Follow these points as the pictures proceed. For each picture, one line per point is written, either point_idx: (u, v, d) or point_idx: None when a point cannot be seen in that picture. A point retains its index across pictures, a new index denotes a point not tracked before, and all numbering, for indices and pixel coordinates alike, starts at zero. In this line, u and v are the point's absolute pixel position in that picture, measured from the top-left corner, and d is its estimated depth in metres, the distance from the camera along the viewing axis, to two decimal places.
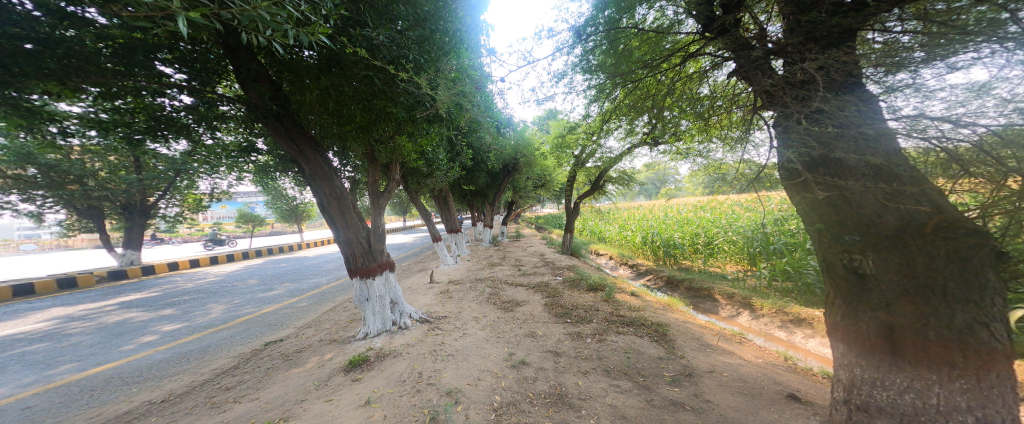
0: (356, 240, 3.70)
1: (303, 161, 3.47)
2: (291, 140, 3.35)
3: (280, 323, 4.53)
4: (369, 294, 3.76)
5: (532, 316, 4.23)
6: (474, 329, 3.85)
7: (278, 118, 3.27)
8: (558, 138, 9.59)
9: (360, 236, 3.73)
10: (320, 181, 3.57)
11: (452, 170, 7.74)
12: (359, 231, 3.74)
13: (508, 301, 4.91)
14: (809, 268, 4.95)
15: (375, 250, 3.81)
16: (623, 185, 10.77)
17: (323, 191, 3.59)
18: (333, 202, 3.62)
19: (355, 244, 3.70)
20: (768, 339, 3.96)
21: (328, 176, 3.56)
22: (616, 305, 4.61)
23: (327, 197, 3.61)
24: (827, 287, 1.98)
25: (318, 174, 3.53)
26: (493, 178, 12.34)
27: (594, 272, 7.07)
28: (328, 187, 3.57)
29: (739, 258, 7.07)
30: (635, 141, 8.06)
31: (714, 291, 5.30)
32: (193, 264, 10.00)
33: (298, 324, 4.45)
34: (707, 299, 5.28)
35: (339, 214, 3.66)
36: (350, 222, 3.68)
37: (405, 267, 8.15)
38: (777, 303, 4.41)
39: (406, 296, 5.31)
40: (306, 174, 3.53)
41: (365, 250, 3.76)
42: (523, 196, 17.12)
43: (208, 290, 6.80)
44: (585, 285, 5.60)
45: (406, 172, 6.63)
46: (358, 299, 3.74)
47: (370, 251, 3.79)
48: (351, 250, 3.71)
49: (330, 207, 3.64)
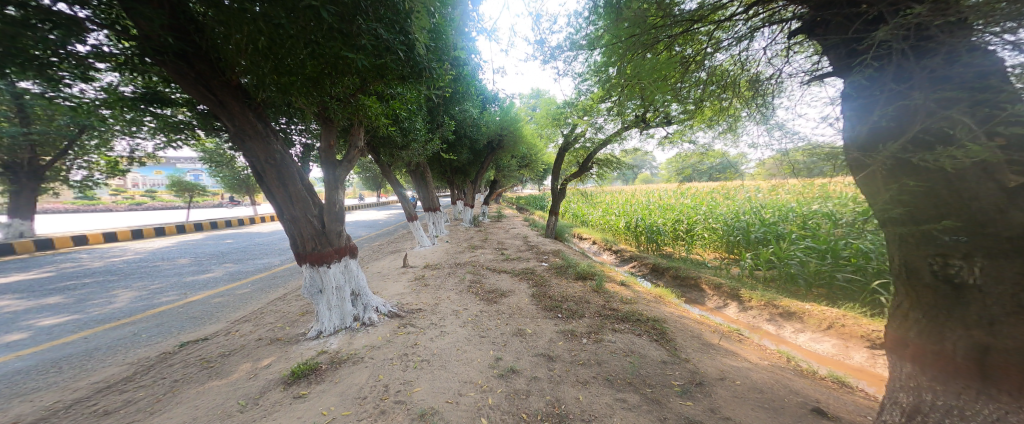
0: (304, 218, 2.97)
1: (225, 116, 2.70)
2: (204, 88, 2.59)
3: (206, 315, 3.77)
4: (322, 284, 3.10)
5: (518, 309, 3.82)
6: (453, 325, 3.36)
7: (186, 58, 2.51)
8: (547, 117, 9.09)
9: (309, 214, 3.00)
10: (252, 143, 2.80)
11: (431, 142, 6.96)
12: (308, 207, 3.01)
13: (491, 290, 4.45)
14: (793, 259, 4.95)
15: (329, 231, 3.11)
16: (607, 169, 10.58)
17: (256, 156, 2.84)
18: (271, 169, 2.87)
19: (300, 223, 2.97)
20: (755, 332, 3.80)
21: (262, 138, 2.81)
22: (607, 296, 4.37)
23: (264, 163, 2.85)
24: (900, 296, 1.66)
25: (249, 133, 2.76)
26: (474, 155, 11.61)
27: (579, 258, 6.79)
28: (264, 151, 2.82)
29: (721, 248, 7.13)
30: (626, 122, 7.80)
31: (701, 281, 5.19)
32: (109, 238, 8.55)
33: (232, 318, 3.70)
34: (696, 289, 5.15)
35: (280, 185, 2.91)
36: (295, 196, 2.95)
37: (375, 247, 7.41)
38: (766, 295, 4.25)
39: (374, 283, 4.68)
40: (230, 134, 2.74)
41: (316, 230, 3.04)
42: (503, 176, 16.58)
43: (119, 272, 5.69)
44: (573, 273, 5.29)
45: (377, 143, 5.81)
46: (306, 291, 3.06)
47: (322, 231, 3.08)
48: (298, 230, 2.99)
49: (268, 176, 2.89)
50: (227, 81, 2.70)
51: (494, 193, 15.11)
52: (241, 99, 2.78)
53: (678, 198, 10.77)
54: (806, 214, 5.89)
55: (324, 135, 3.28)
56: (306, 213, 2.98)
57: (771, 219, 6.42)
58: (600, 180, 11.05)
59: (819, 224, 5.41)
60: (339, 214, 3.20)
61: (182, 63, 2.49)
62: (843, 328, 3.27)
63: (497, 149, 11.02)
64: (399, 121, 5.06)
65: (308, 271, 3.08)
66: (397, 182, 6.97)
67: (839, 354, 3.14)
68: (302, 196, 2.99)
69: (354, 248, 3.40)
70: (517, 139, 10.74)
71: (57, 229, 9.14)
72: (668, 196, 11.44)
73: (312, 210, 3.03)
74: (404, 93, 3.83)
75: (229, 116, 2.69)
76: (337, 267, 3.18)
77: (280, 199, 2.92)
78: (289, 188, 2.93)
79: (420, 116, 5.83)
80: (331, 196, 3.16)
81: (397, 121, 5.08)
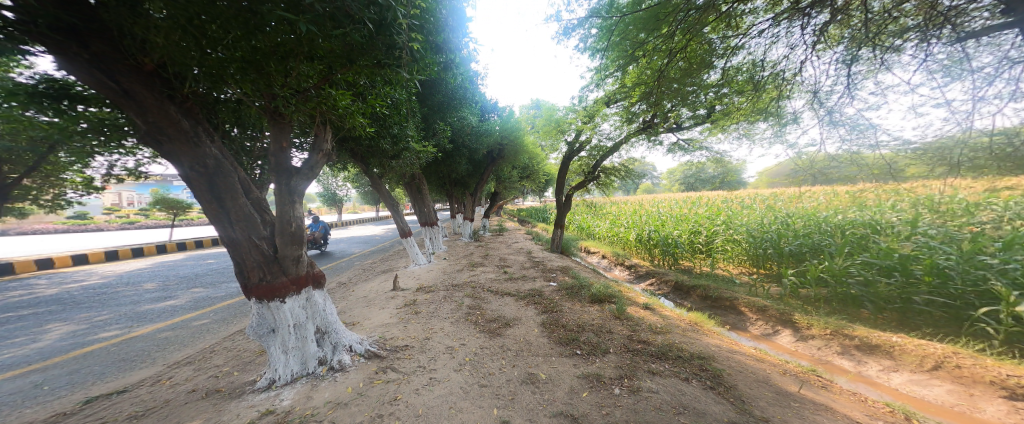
0: (247, 243, 2.26)
1: (134, 111, 1.90)
2: (101, 72, 1.78)
3: (139, 358, 3.09)
4: (274, 324, 2.43)
5: (527, 345, 3.14)
6: (445, 369, 2.67)
7: (74, 34, 1.73)
8: (548, 125, 8.64)
9: (255, 236, 2.28)
10: (173, 145, 2.01)
11: (427, 151, 6.35)
12: (255, 228, 2.30)
13: (493, 319, 3.73)
14: (852, 280, 4.22)
15: (283, 256, 2.40)
16: (614, 179, 10.00)
17: (180, 163, 2.07)
18: (200, 179, 2.11)
19: (241, 248, 2.24)
20: (825, 369, 3.06)
21: (190, 140, 2.04)
22: (632, 324, 3.71)
23: (191, 173, 2.10)
24: None
25: (170, 132, 1.97)
26: (474, 167, 11.03)
27: (592, 276, 6.05)
28: (190, 156, 2.05)
29: (749, 263, 6.38)
30: (632, 129, 7.91)
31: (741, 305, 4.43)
32: (78, 261, 7.97)
33: (170, 361, 3.01)
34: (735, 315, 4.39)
35: (212, 201, 2.16)
36: (236, 214, 2.23)
37: (366, 266, 6.75)
38: (830, 321, 3.49)
39: (355, 312, 3.99)
40: (140, 135, 1.93)
41: (265, 257, 2.32)
42: (506, 188, 16.00)
43: (71, 300, 5.04)
44: (587, 295, 4.58)
45: (363, 151, 5.22)
46: (252, 332, 2.39)
47: (274, 258, 2.37)
48: (239, 257, 2.27)
49: (194, 187, 2.12)
50: (138, 65, 1.91)
51: (497, 205, 14.39)
52: (159, 89, 1.99)
53: (692, 208, 10.08)
54: (844, 222, 5.24)
55: (280, 137, 2.53)
56: (252, 235, 2.28)
57: (802, 227, 5.74)
58: (605, 190, 10.47)
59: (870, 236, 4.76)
60: (298, 235, 2.48)
61: (67, 39, 1.71)
62: (959, 370, 2.56)
63: (498, 159, 10.45)
64: (384, 123, 4.53)
65: (257, 307, 2.39)
66: (389, 195, 6.30)
67: (962, 405, 2.37)
68: (246, 214, 2.27)
69: (320, 276, 2.70)
70: (520, 149, 10.24)
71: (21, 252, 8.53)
72: (680, 206, 10.77)
73: (260, 231, 2.32)
74: (382, 86, 3.18)
75: (141, 111, 1.89)
76: (293, 301, 2.48)
77: (214, 219, 2.18)
78: (227, 204, 2.20)
79: (412, 121, 5.31)
80: (286, 212, 2.47)
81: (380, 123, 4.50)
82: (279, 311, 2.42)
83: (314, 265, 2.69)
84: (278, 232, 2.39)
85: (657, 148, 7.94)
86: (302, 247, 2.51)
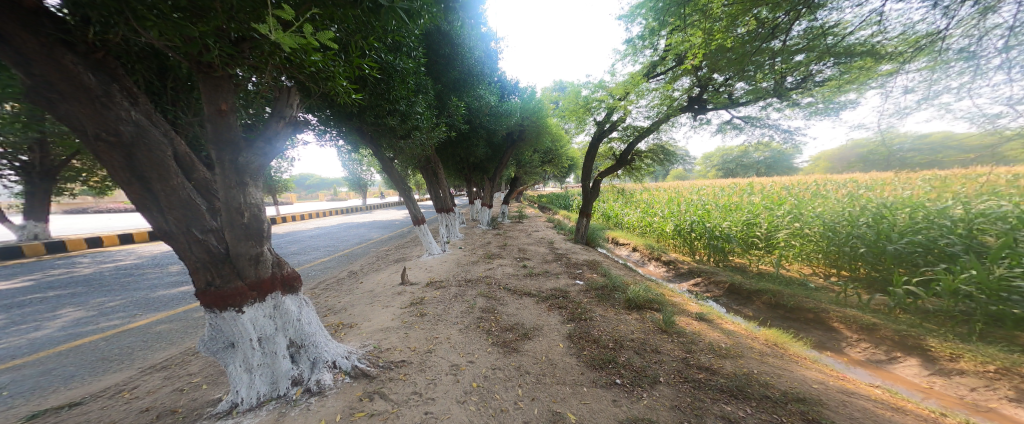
0: (186, 238, 1.68)
1: (13, 62, 1.35)
2: None
3: (120, 357, 2.70)
4: (232, 336, 1.89)
5: (550, 367, 2.51)
6: (445, 400, 2.10)
7: None
8: (574, 104, 7.74)
9: (197, 229, 1.69)
10: (73, 106, 1.42)
11: (438, 129, 5.71)
12: (198, 219, 1.70)
13: (509, 327, 3.12)
14: (1016, 295, 3.20)
15: (236, 255, 1.80)
16: (647, 162, 8.93)
17: (80, 129, 1.45)
18: (112, 152, 1.50)
19: (178, 244, 1.67)
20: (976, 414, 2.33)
21: (91, 96, 1.43)
22: (683, 340, 2.96)
23: (99, 144, 1.47)
24: None
25: (65, 90, 1.39)
26: (493, 150, 10.34)
27: (625, 273, 5.28)
28: (95, 120, 1.44)
29: (825, 262, 5.26)
30: (672, 109, 6.93)
31: (840, 321, 3.47)
32: (124, 240, 8.26)
33: (147, 363, 2.58)
34: (836, 335, 3.41)
35: (133, 181, 1.57)
36: (169, 201, 1.62)
37: (381, 254, 6.37)
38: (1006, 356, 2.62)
39: (357, 311, 3.52)
40: (27, 92, 1.38)
41: (213, 256, 1.74)
42: (528, 173, 15.22)
43: (97, 281, 4.96)
44: (623, 300, 3.85)
45: (371, 130, 4.65)
46: (203, 349, 1.87)
47: (224, 257, 1.79)
48: (178, 256, 1.70)
49: (105, 162, 1.51)
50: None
51: (520, 189, 13.67)
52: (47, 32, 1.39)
53: (742, 196, 8.82)
54: (971, 211, 4.02)
55: (226, 99, 1.81)
56: (192, 228, 1.68)
57: (908, 216, 4.49)
58: (639, 176, 9.46)
59: (1011, 233, 3.57)
60: (256, 228, 1.86)
61: None
62: None
63: (518, 141, 9.60)
64: (380, 91, 3.91)
65: (209, 318, 1.84)
66: (401, 181, 5.78)
67: None
68: (184, 200, 1.66)
69: (294, 277, 2.11)
70: (543, 130, 9.40)
71: (70, 231, 8.92)
72: (727, 194, 9.49)
73: (205, 222, 1.72)
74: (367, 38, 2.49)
75: (20, 60, 1.33)
76: (254, 311, 1.89)
77: (137, 205, 1.60)
78: (154, 186, 1.59)
79: (422, 96, 4.69)
80: (237, 198, 1.83)
81: (376, 93, 3.94)
82: (235, 323, 1.86)
83: (283, 263, 2.10)
84: (227, 225, 1.78)
85: (702, 128, 6.92)
86: (262, 243, 1.90)
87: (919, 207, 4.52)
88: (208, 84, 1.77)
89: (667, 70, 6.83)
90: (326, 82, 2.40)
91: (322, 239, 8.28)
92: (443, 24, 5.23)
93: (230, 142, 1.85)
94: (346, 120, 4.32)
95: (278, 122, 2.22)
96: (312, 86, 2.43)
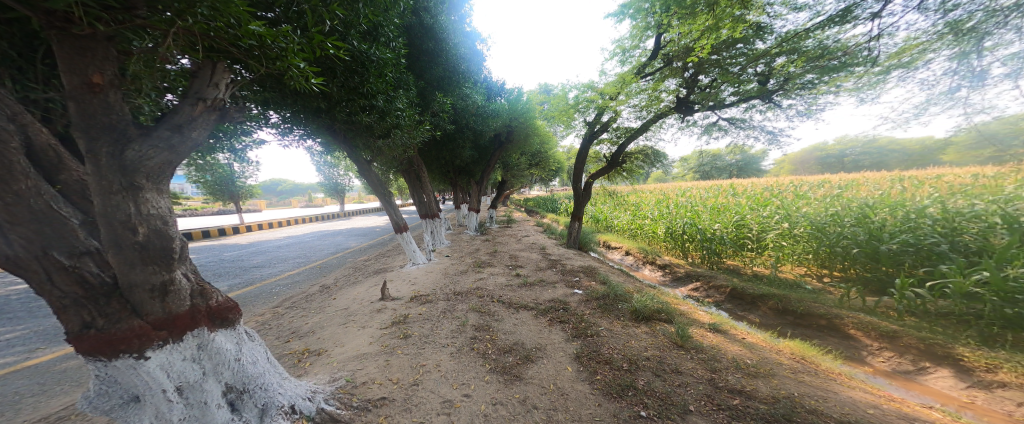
0: (43, 265, 1.18)
1: None
2: None
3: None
4: (132, 387, 1.39)
5: (561, 400, 2.11)
6: None
7: None
8: (560, 104, 7.42)
9: (60, 251, 1.19)
10: None
11: (423, 129, 5.23)
12: (64, 236, 1.20)
13: (508, 349, 2.70)
14: None
15: (128, 286, 1.28)
16: (637, 164, 8.74)
17: None
18: None
19: (31, 273, 1.16)
20: None
21: None
22: (705, 357, 2.63)
23: None
24: None
25: None
26: (479, 153, 9.93)
27: (624, 279, 4.95)
28: None
29: (816, 264, 5.04)
30: (662, 109, 6.73)
31: (854, 327, 3.26)
32: None
33: (35, 415, 2.04)
34: (854, 343, 3.18)
35: None
36: (10, 213, 1.11)
37: (358, 265, 5.80)
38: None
39: (327, 335, 3.01)
40: None
41: (90, 289, 1.25)
42: (515, 177, 14.86)
43: (7, 306, 4.18)
44: (628, 311, 3.50)
45: (344, 129, 4.13)
46: (90, 409, 1.37)
47: (110, 288, 1.29)
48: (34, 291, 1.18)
49: None
50: None
51: (505, 193, 13.18)
52: None
53: (728, 197, 8.78)
54: (968, 207, 3.87)
55: (100, 71, 1.17)
56: (51, 250, 1.18)
57: (889, 216, 4.39)
58: (629, 178, 9.27)
59: (990, 232, 3.51)
60: (161, 245, 1.31)
61: None
62: None
63: (506, 143, 9.21)
64: (352, 85, 3.46)
65: (95, 369, 1.33)
66: (380, 184, 5.26)
67: None
68: (37, 212, 1.14)
69: (225, 308, 1.60)
70: (531, 132, 9.07)
71: None
72: (712, 196, 9.45)
73: (75, 241, 1.22)
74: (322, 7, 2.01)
75: None
76: (166, 355, 1.40)
77: None
78: None
79: (402, 92, 4.24)
80: (123, 208, 1.22)
81: (347, 86, 3.48)
82: (137, 374, 1.36)
83: (210, 289, 1.59)
84: (110, 245, 1.23)
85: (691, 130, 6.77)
86: (171, 266, 1.36)
87: (898, 207, 4.41)
88: (68, 46, 1.13)
89: (654, 71, 6.44)
90: (270, 60, 1.86)
91: (293, 249, 7.60)
92: (425, 16, 4.81)
93: (110, 128, 1.22)
94: (314, 118, 3.80)
95: (193, 105, 1.43)
96: (256, 66, 1.86)
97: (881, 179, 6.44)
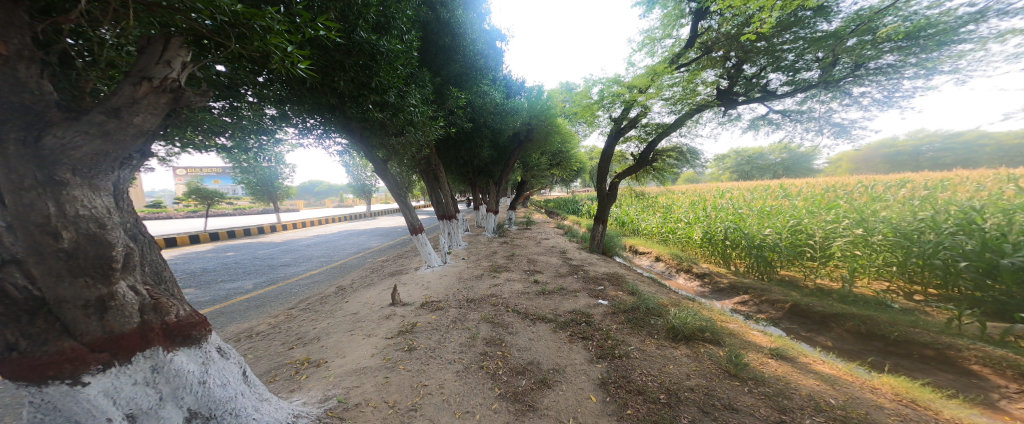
0: None
1: None
2: None
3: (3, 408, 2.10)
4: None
5: None
6: None
7: None
8: (581, 100, 6.95)
9: None
10: None
11: (439, 127, 5.00)
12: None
13: (522, 370, 2.35)
14: None
15: (55, 301, 1.10)
16: (668, 163, 8.03)
17: None
18: None
19: None
20: None
21: None
22: (769, 391, 2.13)
23: None
24: None
25: None
26: (498, 152, 9.63)
27: (655, 290, 4.42)
28: None
29: (902, 276, 4.24)
30: (696, 103, 6.03)
31: (979, 363, 2.63)
32: None
33: None
34: (978, 382, 2.53)
35: None
36: None
37: (375, 266, 5.68)
38: None
39: (330, 343, 2.81)
40: None
41: (11, 305, 1.06)
42: (536, 177, 14.42)
43: None
44: (663, 328, 3.03)
45: (360, 128, 3.96)
46: None
47: (38, 304, 1.11)
48: None
49: None
50: None
51: (525, 194, 12.78)
52: None
53: (778, 199, 7.85)
54: None
55: (4, 39, 1.04)
56: None
57: (1004, 221, 3.59)
58: (659, 177, 8.56)
59: None
60: (97, 253, 1.14)
61: None
62: None
63: (526, 142, 8.84)
64: (362, 79, 3.28)
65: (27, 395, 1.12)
66: (396, 183, 5.09)
67: None
68: None
69: (186, 325, 1.41)
70: (552, 130, 8.64)
71: None
72: (758, 197, 8.53)
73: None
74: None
75: None
76: (111, 380, 1.20)
77: None
78: None
79: (416, 87, 4.03)
80: (41, 207, 1.04)
81: (358, 81, 3.31)
82: (76, 404, 1.14)
83: (169, 302, 1.39)
84: (31, 252, 1.06)
85: (731, 125, 6.04)
86: (111, 278, 1.18)
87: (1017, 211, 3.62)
88: None
89: (689, 62, 5.71)
90: (248, 36, 1.63)
91: (317, 248, 7.68)
92: (442, 10, 4.58)
93: (24, 108, 1.07)
94: (329, 114, 3.66)
95: (136, 85, 1.24)
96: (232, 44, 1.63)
97: (979, 179, 5.38)
